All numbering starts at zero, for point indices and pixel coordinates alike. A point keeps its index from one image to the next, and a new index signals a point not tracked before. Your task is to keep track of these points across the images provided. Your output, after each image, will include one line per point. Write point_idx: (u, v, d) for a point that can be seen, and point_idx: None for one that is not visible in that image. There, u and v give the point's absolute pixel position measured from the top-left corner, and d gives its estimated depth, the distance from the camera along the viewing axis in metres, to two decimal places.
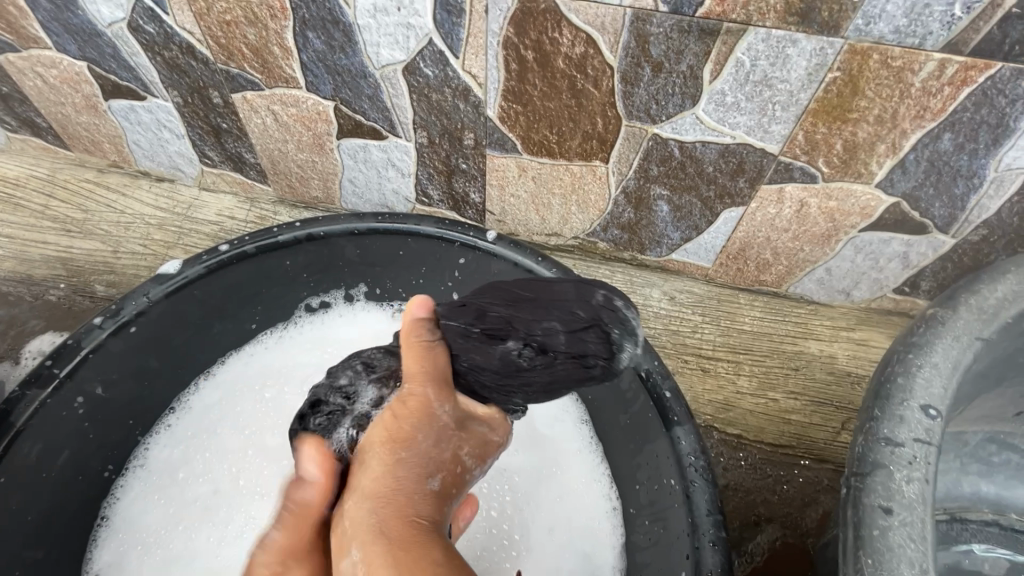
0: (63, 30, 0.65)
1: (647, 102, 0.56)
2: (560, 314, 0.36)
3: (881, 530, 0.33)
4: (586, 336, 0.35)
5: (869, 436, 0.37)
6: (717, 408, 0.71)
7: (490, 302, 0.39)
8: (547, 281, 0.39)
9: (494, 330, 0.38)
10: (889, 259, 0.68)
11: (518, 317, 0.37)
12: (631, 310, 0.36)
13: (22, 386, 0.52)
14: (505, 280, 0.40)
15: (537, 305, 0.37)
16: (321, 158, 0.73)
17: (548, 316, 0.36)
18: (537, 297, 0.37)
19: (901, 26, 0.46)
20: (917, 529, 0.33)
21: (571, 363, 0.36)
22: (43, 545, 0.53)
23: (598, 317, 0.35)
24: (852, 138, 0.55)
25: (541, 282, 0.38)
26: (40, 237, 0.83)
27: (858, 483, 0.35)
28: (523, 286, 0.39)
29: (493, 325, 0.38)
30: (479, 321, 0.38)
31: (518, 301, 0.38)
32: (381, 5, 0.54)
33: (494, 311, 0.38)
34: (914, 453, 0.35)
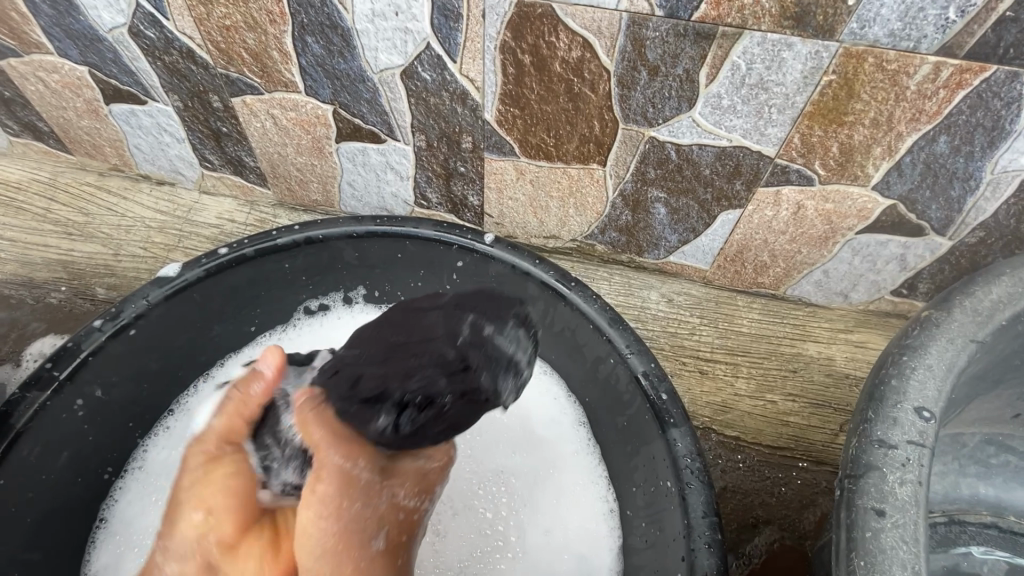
0: (65, 35, 0.66)
1: (644, 106, 0.57)
2: (438, 361, 0.37)
3: (874, 532, 0.33)
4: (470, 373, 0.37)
5: (862, 438, 0.37)
6: (715, 410, 0.71)
7: (363, 367, 0.38)
8: (414, 321, 0.39)
9: (371, 395, 0.37)
10: (887, 262, 0.68)
11: (391, 379, 0.37)
12: (499, 338, 0.39)
13: (22, 389, 0.52)
14: (376, 335, 0.40)
15: (410, 358, 0.37)
16: (320, 162, 0.73)
17: (419, 369, 0.36)
18: (407, 346, 0.38)
19: (895, 30, 0.47)
20: (910, 532, 0.33)
21: (459, 403, 0.37)
22: (40, 548, 0.53)
23: (475, 354, 0.37)
24: (848, 141, 0.55)
25: (407, 328, 0.39)
26: (41, 240, 0.84)
27: (851, 485, 0.35)
28: (390, 337, 0.39)
29: (369, 391, 0.37)
30: (354, 388, 0.38)
31: (390, 358, 0.38)
32: (379, 10, 0.54)
33: (367, 375, 0.37)
34: (907, 455, 0.35)
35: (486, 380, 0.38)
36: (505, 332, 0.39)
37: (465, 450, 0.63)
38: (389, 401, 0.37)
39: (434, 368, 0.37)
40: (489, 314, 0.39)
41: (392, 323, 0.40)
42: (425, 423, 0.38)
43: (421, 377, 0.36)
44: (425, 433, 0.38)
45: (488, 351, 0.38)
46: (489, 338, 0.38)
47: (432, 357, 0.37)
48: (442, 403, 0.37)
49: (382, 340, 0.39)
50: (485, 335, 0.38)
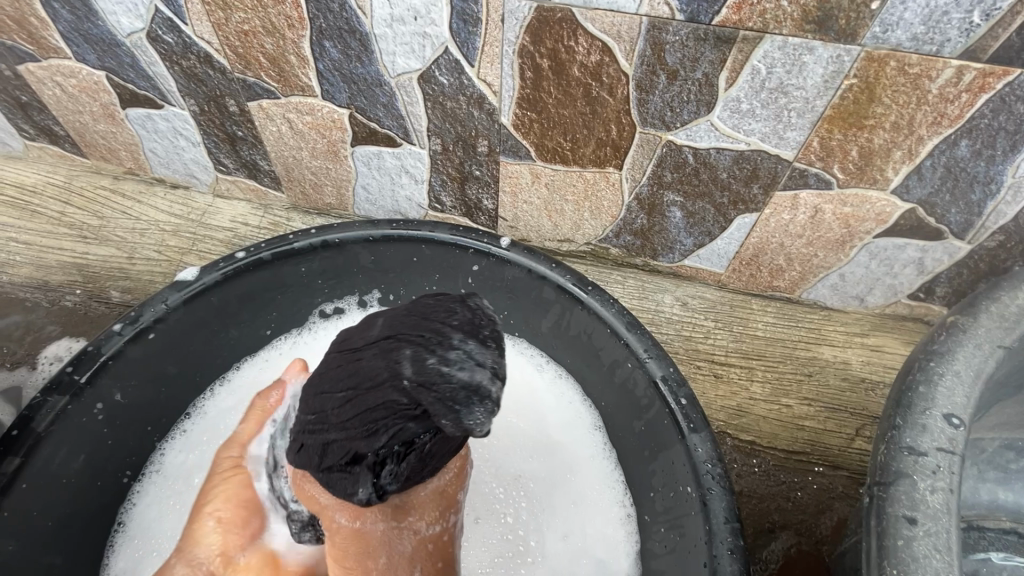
0: (83, 40, 0.66)
1: (662, 109, 0.57)
2: (388, 418, 0.31)
3: (906, 540, 0.33)
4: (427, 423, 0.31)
5: (891, 445, 0.37)
6: (730, 414, 0.71)
7: (323, 433, 0.34)
8: (359, 363, 0.33)
9: (345, 460, 0.34)
10: (904, 265, 0.67)
11: (356, 443, 0.32)
12: (454, 373, 0.31)
13: (43, 393, 0.52)
14: (320, 392, 0.34)
15: (360, 418, 0.32)
16: (335, 165, 0.74)
17: (378, 427, 0.31)
18: (353, 400, 0.32)
19: (918, 34, 0.46)
20: (943, 540, 0.33)
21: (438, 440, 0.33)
22: (61, 551, 0.53)
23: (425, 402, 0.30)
24: (868, 145, 0.55)
25: (353, 374, 0.33)
26: (56, 243, 0.84)
27: (881, 493, 0.35)
28: (338, 389, 0.33)
29: (341, 457, 0.33)
30: (326, 455, 0.34)
31: (344, 419, 0.32)
32: (398, 14, 0.54)
33: (330, 443, 0.33)
34: (938, 462, 0.35)
35: (449, 419, 0.31)
36: (453, 360, 0.31)
37: (481, 454, 0.63)
38: (362, 464, 0.33)
39: (394, 422, 0.31)
40: (429, 338, 0.32)
41: (334, 372, 0.34)
42: (412, 467, 0.34)
43: (385, 433, 0.31)
44: (417, 472, 0.35)
45: (439, 389, 0.30)
46: (433, 376, 0.30)
47: (386, 412, 0.31)
48: (420, 446, 0.33)
49: (330, 397, 0.33)
50: (427, 372, 0.30)
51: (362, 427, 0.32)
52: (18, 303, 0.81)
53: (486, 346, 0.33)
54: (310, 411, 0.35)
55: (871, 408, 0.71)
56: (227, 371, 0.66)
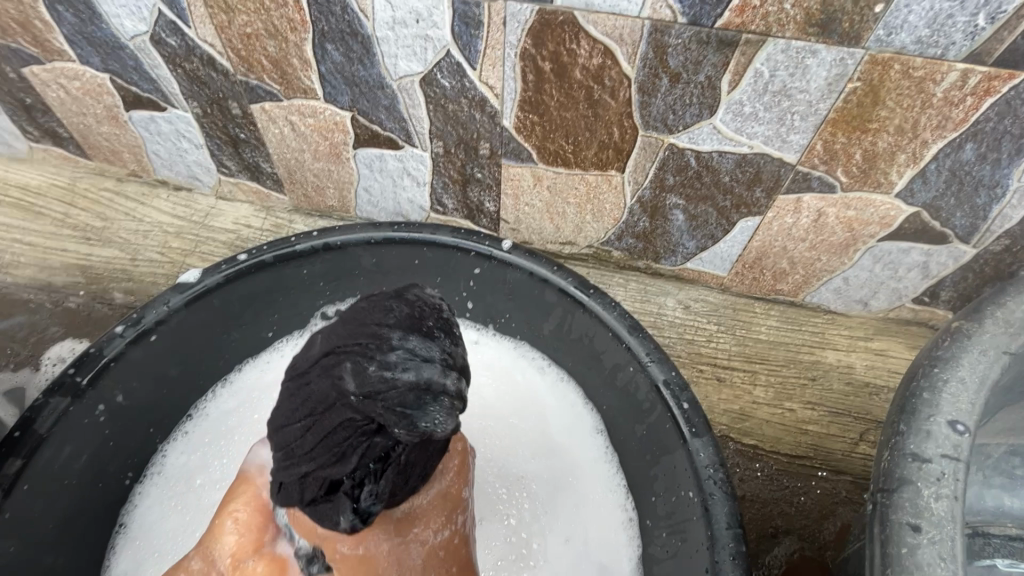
0: (87, 43, 0.66)
1: (665, 113, 0.56)
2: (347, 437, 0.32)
3: (910, 547, 0.33)
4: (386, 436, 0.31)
5: (894, 451, 0.36)
6: (733, 418, 0.70)
7: (295, 468, 0.35)
8: (304, 391, 0.34)
9: (324, 489, 0.35)
10: (908, 269, 0.67)
11: (329, 469, 0.33)
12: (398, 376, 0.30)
13: (45, 394, 0.52)
14: (282, 429, 0.35)
15: (322, 444, 0.33)
16: (337, 168, 0.74)
17: (342, 449, 0.32)
18: (313, 427, 0.33)
19: (923, 37, 0.46)
20: (947, 548, 0.32)
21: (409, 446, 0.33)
22: (62, 553, 0.53)
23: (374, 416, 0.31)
24: (872, 148, 0.55)
25: (303, 401, 0.33)
26: (60, 245, 0.84)
27: (885, 499, 0.35)
28: (296, 422, 0.34)
29: (320, 485, 0.34)
30: (304, 489, 0.35)
31: (309, 449, 0.33)
32: (400, 17, 0.54)
33: (305, 477, 0.34)
34: (942, 469, 0.35)
35: (402, 424, 0.30)
36: (388, 362, 0.30)
37: (483, 457, 0.63)
38: (340, 490, 0.34)
39: (357, 441, 0.32)
40: (368, 346, 0.31)
41: (290, 404, 0.35)
42: (394, 477, 0.35)
43: (352, 453, 0.32)
44: (402, 482, 0.36)
45: (385, 396, 0.30)
46: (376, 385, 0.30)
47: (345, 433, 0.32)
48: (395, 458, 0.34)
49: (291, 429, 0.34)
50: (369, 382, 0.30)
51: (328, 454, 0.33)
52: (22, 304, 0.81)
53: (428, 341, 0.32)
54: (278, 449, 0.36)
55: (875, 413, 0.70)
56: (229, 372, 0.66)
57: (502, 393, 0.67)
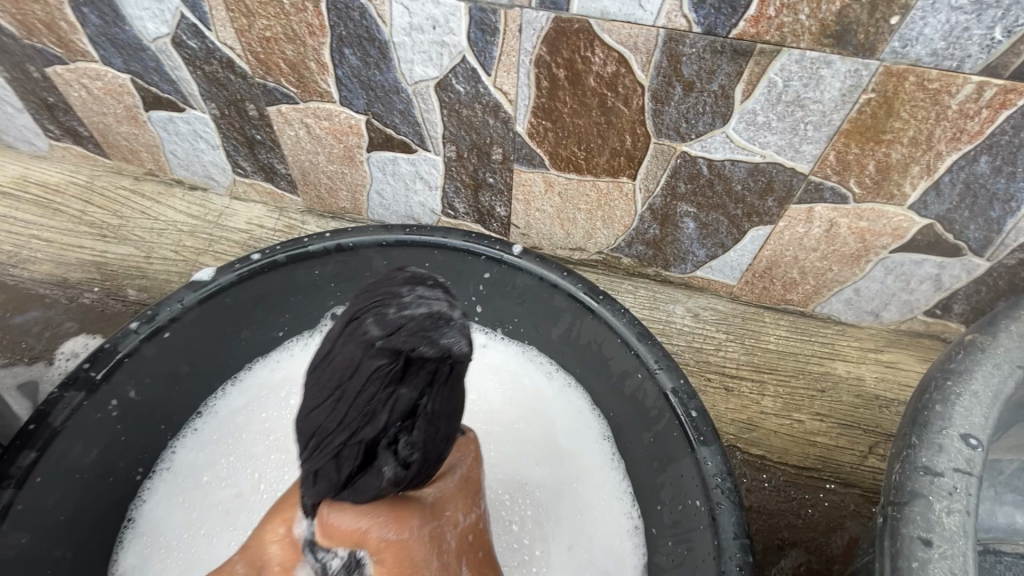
0: (110, 44, 0.68)
1: (677, 120, 0.57)
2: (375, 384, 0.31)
3: (921, 562, 0.32)
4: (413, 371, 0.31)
5: (906, 463, 0.36)
6: (740, 428, 0.70)
7: (327, 445, 0.33)
8: (326, 363, 0.34)
9: (360, 457, 0.33)
10: (921, 281, 0.66)
11: (363, 432, 0.32)
12: (414, 308, 0.32)
13: (59, 388, 0.53)
14: (308, 412, 0.34)
15: (349, 403, 0.32)
16: (350, 170, 0.74)
17: (373, 404, 0.31)
18: (339, 389, 0.32)
19: (938, 49, 0.46)
20: (959, 563, 0.32)
21: (436, 392, 0.33)
22: (72, 546, 0.54)
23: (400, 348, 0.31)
24: (885, 160, 0.55)
25: (326, 371, 0.33)
26: (76, 241, 0.86)
27: (896, 512, 0.35)
28: (321, 393, 0.33)
29: (356, 455, 0.33)
30: (339, 465, 0.33)
31: (338, 417, 0.32)
32: (417, 23, 0.55)
33: (338, 446, 0.33)
34: (954, 483, 0.34)
35: (427, 346, 0.31)
36: (404, 301, 0.33)
37: (488, 461, 0.63)
38: (378, 450, 0.33)
39: (386, 393, 0.31)
40: (384, 299, 0.34)
41: (313, 385, 0.34)
42: (427, 432, 0.33)
43: (382, 407, 0.31)
44: (435, 440, 0.34)
45: (406, 326, 0.32)
46: (397, 322, 0.32)
47: (374, 385, 0.31)
48: (425, 410, 0.33)
49: (317, 403, 0.33)
50: (390, 323, 0.32)
51: (358, 414, 0.32)
52: (37, 299, 0.82)
53: (433, 289, 0.35)
54: (305, 435, 0.34)
55: (885, 425, 0.70)
56: (239, 371, 0.66)
57: (509, 398, 0.67)
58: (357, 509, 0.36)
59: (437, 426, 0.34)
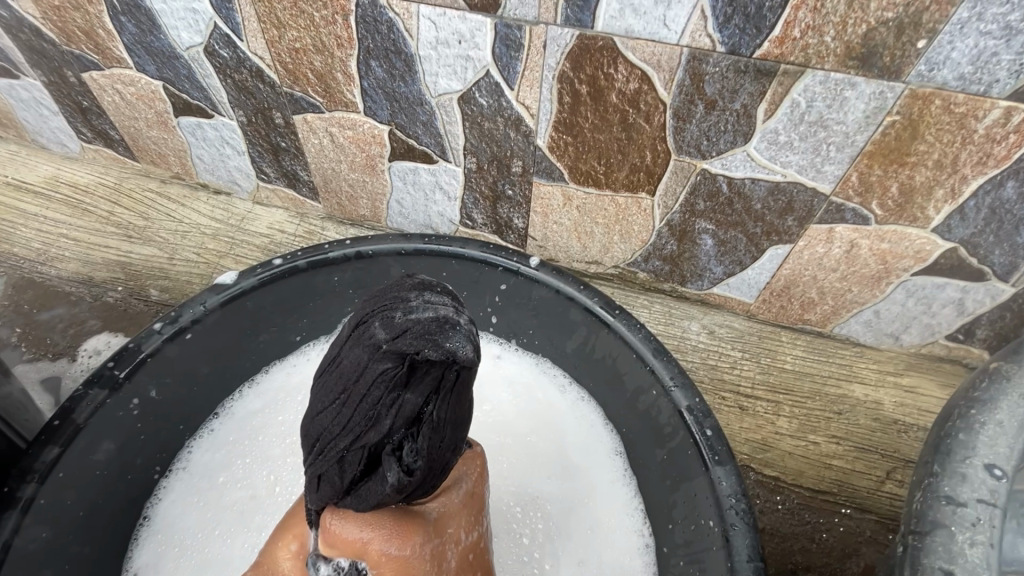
0: (145, 52, 0.70)
1: (698, 138, 0.57)
2: (380, 390, 0.31)
3: None
4: (418, 377, 0.31)
5: (927, 492, 0.36)
6: (754, 448, 0.69)
7: (332, 449, 0.33)
8: (333, 365, 0.33)
9: (365, 460, 0.33)
10: (943, 305, 0.65)
11: (367, 437, 0.32)
12: (420, 312, 0.31)
13: (84, 385, 0.54)
14: (314, 413, 0.34)
15: (354, 406, 0.32)
16: (371, 179, 0.76)
17: (377, 410, 0.32)
18: (344, 393, 0.32)
19: (965, 73, 0.46)
20: None
21: (439, 400, 0.32)
22: (90, 541, 0.54)
23: (404, 354, 0.31)
24: (908, 182, 0.54)
25: (332, 374, 0.33)
26: (103, 241, 0.88)
27: (916, 542, 0.34)
28: (327, 396, 0.33)
29: (360, 459, 0.33)
30: (343, 468, 0.34)
31: (342, 422, 0.33)
32: (443, 38, 0.56)
33: (343, 449, 0.33)
34: (978, 514, 0.34)
35: (432, 353, 0.30)
36: (410, 304, 0.32)
37: (501, 472, 0.63)
38: (383, 454, 0.33)
39: (390, 399, 0.31)
40: (389, 302, 0.32)
41: (318, 389, 0.34)
42: (431, 439, 0.33)
43: (387, 412, 0.32)
44: (440, 448, 0.34)
45: (411, 330, 0.31)
46: (403, 326, 0.31)
47: (379, 391, 0.31)
48: (430, 417, 0.32)
49: (324, 406, 0.34)
50: (396, 327, 0.31)
51: (362, 420, 0.32)
52: (63, 296, 0.84)
53: (441, 293, 0.33)
54: (311, 439, 0.35)
55: (904, 451, 0.68)
56: (257, 374, 0.67)
57: (522, 409, 0.67)
58: (361, 520, 0.36)
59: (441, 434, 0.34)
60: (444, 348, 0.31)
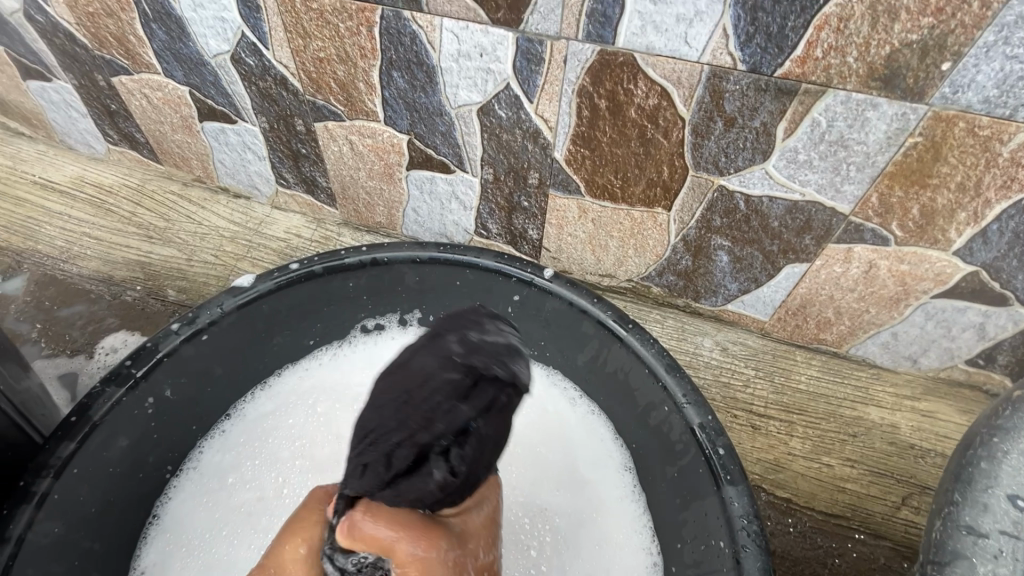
0: (174, 58, 0.71)
1: (716, 155, 0.57)
2: (444, 391, 0.34)
3: None
4: (480, 387, 0.34)
5: (948, 521, 0.36)
6: (766, 468, 0.68)
7: (383, 442, 0.34)
8: (399, 369, 0.37)
9: (413, 459, 0.34)
10: (963, 329, 0.64)
11: (419, 435, 0.34)
12: (492, 335, 0.37)
13: (101, 383, 0.55)
14: (370, 408, 0.36)
15: (417, 404, 0.34)
16: (389, 187, 0.76)
17: (435, 411, 0.34)
18: (408, 392, 0.34)
19: (991, 97, 0.46)
20: None
21: (488, 416, 0.35)
22: (100, 538, 0.55)
23: (473, 368, 0.35)
24: (930, 204, 0.54)
25: (397, 375, 0.36)
26: (124, 241, 0.90)
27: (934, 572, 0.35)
28: (389, 395, 0.35)
29: (408, 456, 0.34)
30: (390, 463, 0.34)
31: (399, 418, 0.34)
32: (465, 50, 0.57)
33: (393, 444, 0.34)
34: (1001, 546, 0.33)
35: (499, 369, 0.35)
36: (485, 330, 0.38)
37: (508, 482, 0.63)
38: (431, 454, 0.34)
39: (450, 405, 0.34)
40: (465, 325, 0.38)
41: (378, 388, 0.36)
42: (473, 452, 0.35)
43: (447, 414, 0.34)
44: (479, 461, 0.37)
45: (485, 349, 0.36)
46: (477, 345, 0.36)
47: (443, 394, 0.34)
48: (479, 429, 0.35)
49: (381, 402, 0.35)
50: (469, 344, 0.36)
51: (420, 418, 0.34)
52: (83, 294, 0.86)
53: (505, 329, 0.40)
54: (360, 432, 0.36)
55: (921, 476, 0.67)
56: (269, 376, 0.68)
57: (531, 420, 0.67)
58: (395, 512, 0.36)
59: (482, 448, 0.36)
60: (509, 367, 0.35)
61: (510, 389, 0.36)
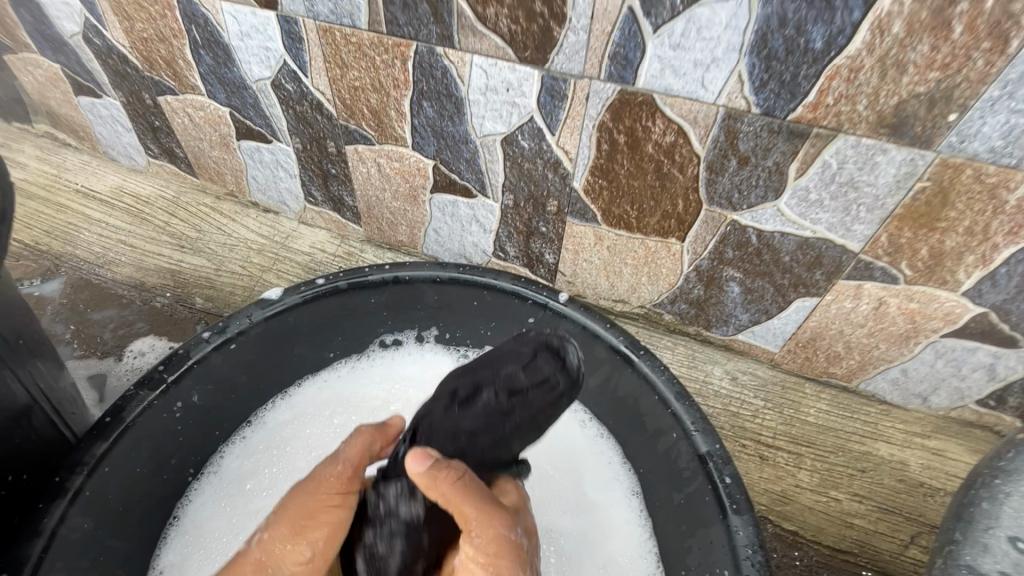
0: (217, 81, 0.75)
1: (729, 191, 0.59)
2: (511, 352, 0.47)
3: None
4: (534, 357, 0.46)
5: (950, 560, 0.37)
6: (775, 500, 0.68)
7: (457, 379, 0.48)
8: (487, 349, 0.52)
9: (472, 392, 0.46)
10: (972, 369, 0.65)
11: (481, 375, 0.47)
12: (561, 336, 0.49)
13: (135, 386, 0.57)
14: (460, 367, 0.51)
15: (487, 361, 0.48)
16: (412, 208, 0.79)
17: (500, 362, 0.47)
18: (486, 358, 0.49)
19: (997, 147, 0.47)
20: None
21: (534, 378, 0.46)
22: (124, 536, 0.57)
23: (536, 345, 0.47)
24: (938, 246, 0.55)
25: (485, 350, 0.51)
26: (156, 249, 0.94)
27: None
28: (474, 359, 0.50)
29: (469, 390, 0.47)
30: (456, 394, 0.47)
31: (474, 366, 0.49)
32: (492, 85, 0.60)
33: (463, 381, 0.48)
34: None
35: (552, 348, 0.47)
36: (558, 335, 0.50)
37: None
38: (483, 389, 0.46)
39: (509, 361, 0.47)
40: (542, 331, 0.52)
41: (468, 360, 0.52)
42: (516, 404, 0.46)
43: (504, 365, 0.47)
44: (518, 412, 0.45)
45: (547, 337, 0.49)
46: (543, 334, 0.49)
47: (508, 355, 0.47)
48: (521, 384, 0.45)
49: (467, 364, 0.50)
50: (541, 334, 0.49)
51: (489, 364, 0.47)
52: (115, 299, 0.90)
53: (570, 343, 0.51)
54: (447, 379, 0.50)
55: (931, 516, 0.67)
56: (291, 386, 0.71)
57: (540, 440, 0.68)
58: (473, 484, 0.46)
59: (523, 424, 0.46)
60: (560, 352, 0.47)
61: (558, 369, 0.46)
